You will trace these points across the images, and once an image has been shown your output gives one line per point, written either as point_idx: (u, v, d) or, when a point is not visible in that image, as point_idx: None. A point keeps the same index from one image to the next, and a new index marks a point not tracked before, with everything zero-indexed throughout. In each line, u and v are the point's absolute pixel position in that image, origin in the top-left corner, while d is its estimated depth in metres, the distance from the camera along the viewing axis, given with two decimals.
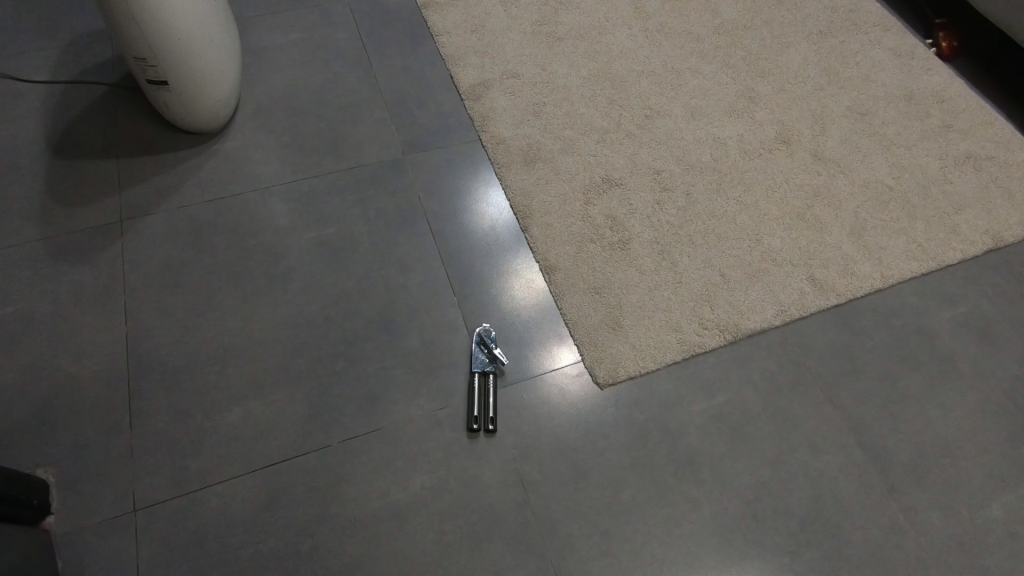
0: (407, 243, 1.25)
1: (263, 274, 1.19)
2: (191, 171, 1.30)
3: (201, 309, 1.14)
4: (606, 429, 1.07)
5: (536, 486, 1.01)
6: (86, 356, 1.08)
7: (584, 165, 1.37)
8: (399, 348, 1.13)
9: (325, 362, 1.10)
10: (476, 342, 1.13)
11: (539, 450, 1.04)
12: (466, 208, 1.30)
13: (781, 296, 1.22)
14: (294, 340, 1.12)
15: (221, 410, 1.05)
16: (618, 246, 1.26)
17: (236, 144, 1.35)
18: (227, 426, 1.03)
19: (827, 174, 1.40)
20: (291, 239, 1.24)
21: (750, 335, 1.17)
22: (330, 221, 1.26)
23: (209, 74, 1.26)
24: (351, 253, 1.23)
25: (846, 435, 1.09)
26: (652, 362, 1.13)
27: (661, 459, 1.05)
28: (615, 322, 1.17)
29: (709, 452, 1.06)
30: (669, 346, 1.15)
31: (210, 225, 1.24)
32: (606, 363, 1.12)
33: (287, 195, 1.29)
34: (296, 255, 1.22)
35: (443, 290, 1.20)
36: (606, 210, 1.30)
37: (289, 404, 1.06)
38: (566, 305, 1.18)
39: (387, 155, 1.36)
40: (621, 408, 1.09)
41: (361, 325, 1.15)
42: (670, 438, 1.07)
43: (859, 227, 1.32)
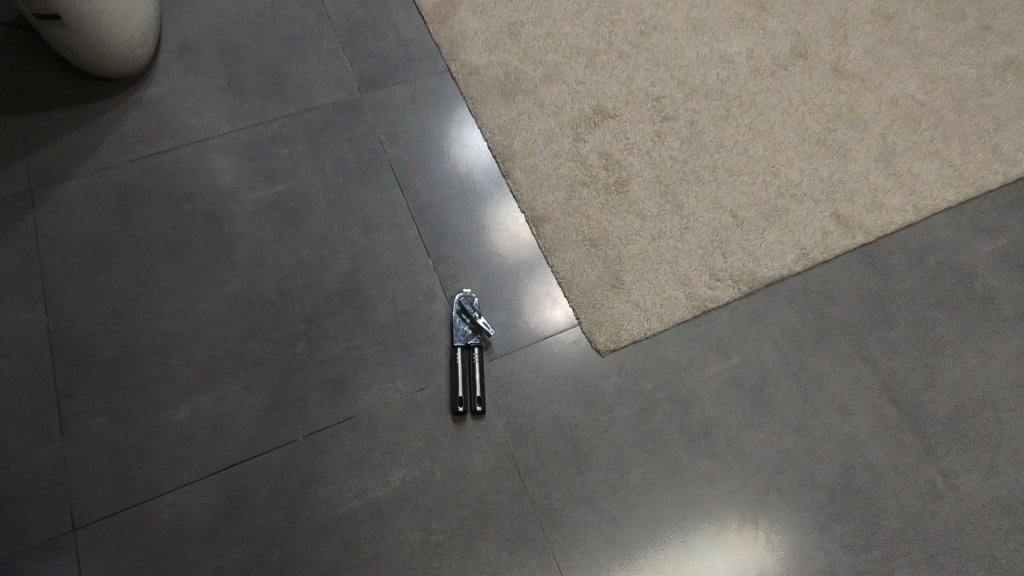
0: (371, 197, 1.08)
1: (205, 244, 1.02)
2: (110, 126, 1.10)
3: (135, 291, 0.98)
4: (608, 402, 0.95)
5: (533, 472, 0.90)
6: (5, 354, 0.92)
7: (570, 94, 1.17)
8: (368, 324, 0.98)
9: (285, 344, 0.96)
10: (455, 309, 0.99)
11: (535, 432, 0.92)
12: (438, 154, 1.12)
13: (802, 238, 1.07)
14: (247, 321, 0.97)
15: (167, 408, 0.91)
16: (614, 188, 1.09)
17: (161, 90, 1.14)
18: (177, 424, 0.90)
19: (850, 90, 1.21)
20: (239, 201, 1.06)
21: (768, 284, 1.03)
22: (279, 177, 1.09)
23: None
24: (305, 215, 1.06)
25: (877, 393, 0.97)
26: (659, 322, 0.99)
27: (672, 431, 0.94)
28: (615, 278, 1.02)
29: (726, 421, 0.94)
30: (676, 303, 1.01)
31: (139, 189, 1.06)
32: (607, 327, 0.99)
33: (227, 151, 1.10)
34: (240, 221, 1.05)
35: (416, 252, 1.04)
36: (599, 147, 1.13)
37: (246, 396, 0.92)
38: (557, 261, 1.03)
39: (342, 95, 1.16)
40: (626, 377, 0.97)
41: (323, 299, 0.99)
42: (681, 408, 0.95)
43: (888, 151, 1.16)
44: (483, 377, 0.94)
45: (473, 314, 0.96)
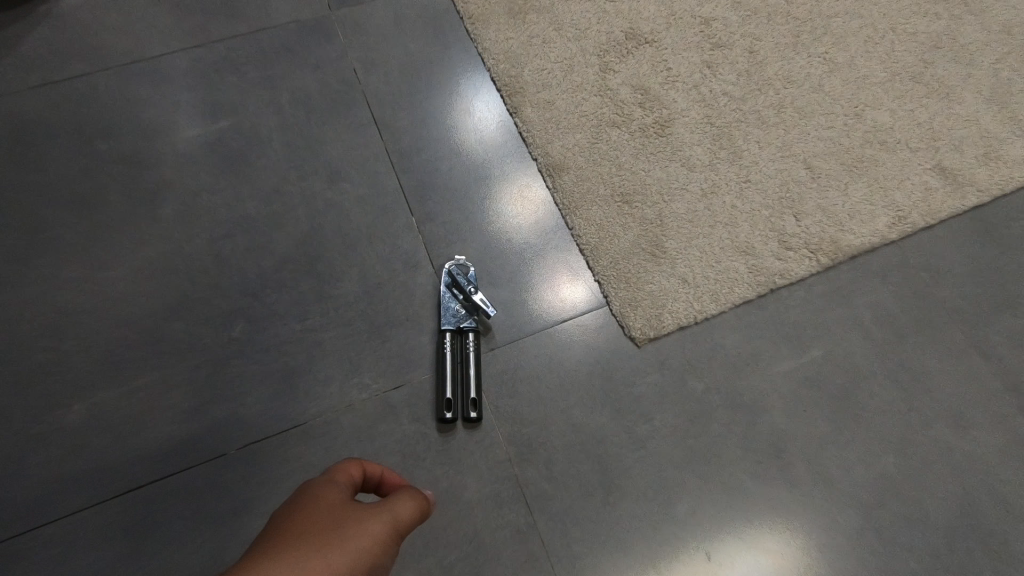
0: (339, 138, 0.83)
1: (121, 194, 0.79)
2: (8, 45, 0.86)
3: (26, 252, 0.75)
4: (646, 408, 0.71)
5: (545, 501, 0.67)
6: None
7: (596, 14, 0.92)
8: (329, 300, 0.75)
9: (219, 324, 0.73)
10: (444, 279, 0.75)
11: (547, 447, 0.69)
12: (426, 84, 0.87)
13: (897, 197, 0.82)
14: (170, 293, 0.74)
15: (57, 407, 0.68)
16: (654, 131, 0.84)
17: (76, 3, 0.90)
18: (68, 430, 0.67)
19: (950, 14, 0.95)
20: (168, 138, 0.82)
21: (854, 255, 0.79)
22: (220, 111, 0.84)
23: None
24: (253, 159, 0.82)
25: (1004, 400, 0.73)
26: (712, 302, 0.75)
27: (732, 448, 0.70)
28: (654, 243, 0.78)
29: (803, 436, 0.71)
30: (735, 278, 0.76)
31: (39, 124, 0.82)
32: (645, 307, 0.75)
33: (156, 77, 0.86)
34: (169, 165, 0.81)
35: (396, 208, 0.80)
36: (633, 79, 0.88)
37: (164, 392, 0.69)
38: (579, 221, 0.79)
39: (306, 12, 0.92)
40: (669, 375, 0.73)
41: (272, 267, 0.76)
42: (743, 417, 0.71)
43: (1003, 89, 0.90)
44: (479, 371, 0.71)
45: (466, 284, 0.72)
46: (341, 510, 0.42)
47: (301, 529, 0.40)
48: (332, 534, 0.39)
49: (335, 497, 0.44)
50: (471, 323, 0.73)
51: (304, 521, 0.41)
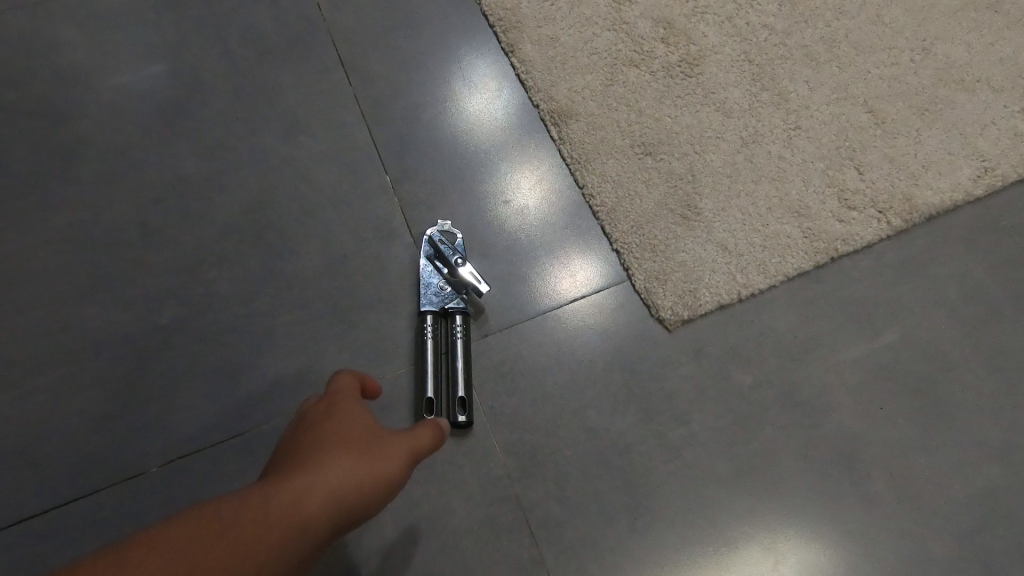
0: (296, 83, 0.68)
1: (25, 156, 0.63)
2: None
3: None
4: (680, 409, 0.57)
5: (554, 525, 0.54)
6: None
7: None
8: (282, 280, 0.60)
9: (148, 313, 0.59)
10: (423, 251, 0.61)
11: (556, 458, 0.56)
12: (401, 17, 0.71)
13: (982, 145, 0.67)
14: (87, 276, 0.60)
15: None
16: (680, 71, 0.69)
17: None
18: None
19: None
20: (86, 87, 0.66)
21: (934, 215, 0.64)
22: (148, 52, 0.68)
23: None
24: (190, 110, 0.66)
25: None
26: (760, 275, 0.60)
27: (791, 458, 0.56)
28: (685, 204, 0.63)
29: (879, 441, 0.57)
30: (787, 244, 0.61)
31: None
32: (676, 282, 0.60)
33: (67, 10, 0.69)
34: (85, 119, 0.65)
35: (366, 167, 0.65)
36: (654, 7, 0.71)
37: (81, 398, 0.56)
38: (591, 180, 0.64)
39: None
40: (709, 366, 0.58)
41: (212, 241, 0.61)
42: (803, 419, 0.57)
43: None
44: (468, 364, 0.57)
45: (452, 254, 0.58)
46: (358, 435, 0.39)
47: (330, 452, 0.37)
48: (366, 462, 0.37)
49: (352, 417, 0.40)
50: (458, 305, 0.59)
51: (331, 440, 0.38)
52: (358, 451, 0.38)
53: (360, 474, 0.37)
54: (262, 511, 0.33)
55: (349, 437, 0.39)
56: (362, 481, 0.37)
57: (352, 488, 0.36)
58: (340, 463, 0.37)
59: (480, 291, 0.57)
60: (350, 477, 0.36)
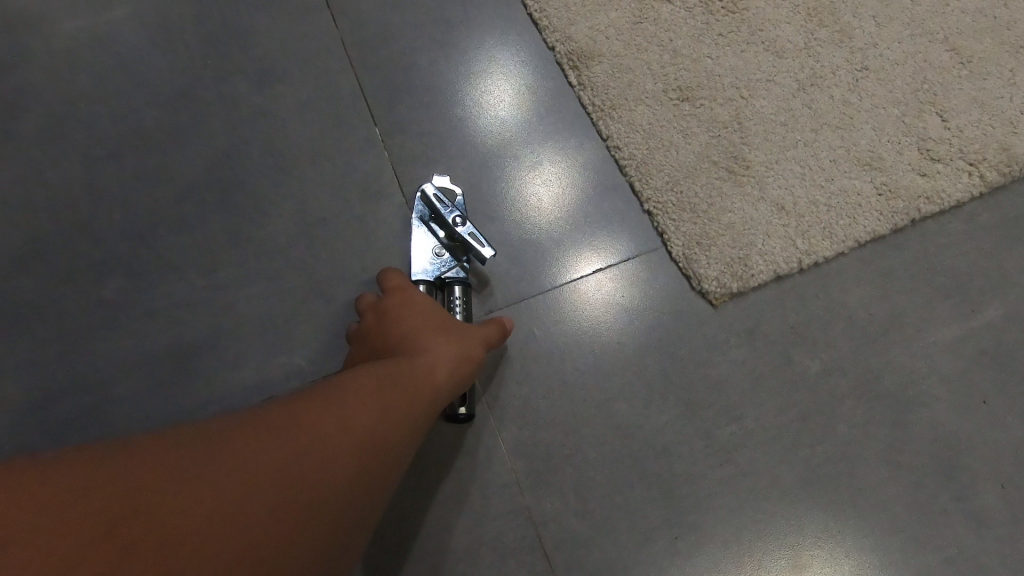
0: (267, 20, 0.58)
1: None
2: None
3: None
4: (733, 403, 0.47)
5: (578, 544, 0.44)
6: None
7: None
8: (252, 248, 0.52)
9: (98, 292, 0.51)
10: (417, 210, 0.51)
11: (577, 462, 0.46)
12: None
13: None
14: (24, 248, 0.51)
15: None
16: (722, 5, 0.58)
17: None
18: None
19: None
20: (25, 30, 0.57)
21: None
22: None
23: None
24: (144, 53, 0.57)
25: None
26: (827, 241, 0.49)
27: (873, 464, 0.45)
28: (731, 157, 0.52)
29: (985, 443, 0.46)
30: (858, 202, 0.50)
31: None
32: (724, 249, 0.49)
33: None
34: (20, 65, 0.56)
35: (352, 120, 0.55)
36: None
37: (24, 389, 0.49)
38: (617, 131, 0.53)
39: None
40: (766, 353, 0.48)
41: (172, 206, 0.53)
42: (887, 415, 0.46)
43: None
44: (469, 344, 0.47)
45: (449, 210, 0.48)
46: (442, 322, 0.41)
47: (427, 336, 0.40)
48: (459, 343, 0.40)
49: (426, 306, 0.42)
50: (458, 273, 0.49)
51: (425, 325, 0.41)
52: (450, 335, 0.41)
53: (461, 353, 0.40)
54: (394, 383, 0.36)
55: (435, 324, 0.41)
56: (464, 357, 0.40)
57: (458, 363, 0.39)
58: (440, 347, 0.39)
59: (483, 256, 0.47)
60: (454, 356, 0.39)
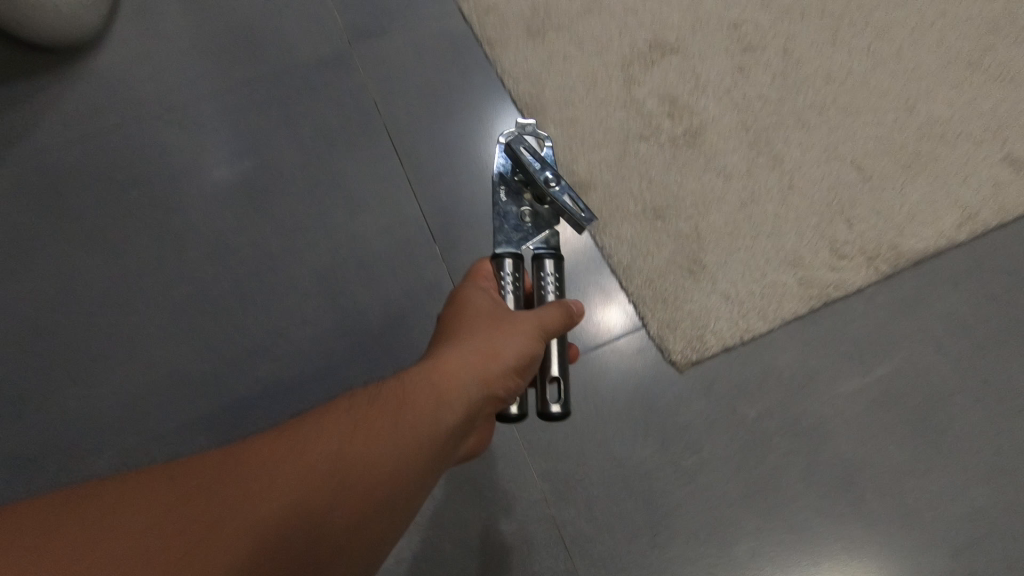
0: (360, 171, 0.84)
1: (155, 241, 0.82)
2: (50, 103, 0.90)
3: (77, 303, 0.80)
4: (694, 438, 0.66)
5: (585, 541, 0.64)
6: None
7: (617, 27, 0.88)
8: (358, 333, 0.79)
9: (258, 370, 0.78)
10: (501, 171, 0.68)
11: (585, 484, 0.66)
12: (445, 113, 0.86)
13: (962, 193, 0.74)
14: (209, 337, 0.78)
15: (124, 447, 0.75)
16: (685, 141, 0.80)
17: (110, 59, 0.92)
18: (140, 462, 0.75)
19: None
20: (204, 185, 0.85)
21: (922, 261, 0.71)
22: (246, 151, 0.86)
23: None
24: (278, 197, 0.83)
25: None
26: (761, 321, 0.69)
27: (795, 482, 0.64)
28: (692, 260, 0.72)
29: (874, 464, 0.65)
30: (783, 290, 0.70)
31: (78, 178, 0.86)
32: (686, 329, 0.69)
33: (186, 122, 0.88)
34: (198, 209, 0.84)
35: (420, 241, 0.82)
36: (660, 91, 0.83)
37: (215, 428, 0.76)
38: (611, 241, 0.73)
39: (322, 47, 0.92)
40: (717, 401, 0.67)
41: (303, 305, 0.79)
42: (804, 445, 0.65)
43: None
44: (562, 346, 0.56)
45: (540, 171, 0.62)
46: (487, 326, 0.53)
47: (472, 340, 0.51)
48: (495, 346, 0.51)
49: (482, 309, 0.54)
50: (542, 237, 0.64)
51: (476, 328, 0.53)
52: (490, 338, 0.51)
53: (494, 355, 0.50)
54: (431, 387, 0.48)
55: (481, 327, 0.53)
56: (497, 357, 0.50)
57: (490, 365, 0.50)
58: (473, 354, 0.50)
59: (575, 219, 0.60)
60: (488, 359, 0.50)
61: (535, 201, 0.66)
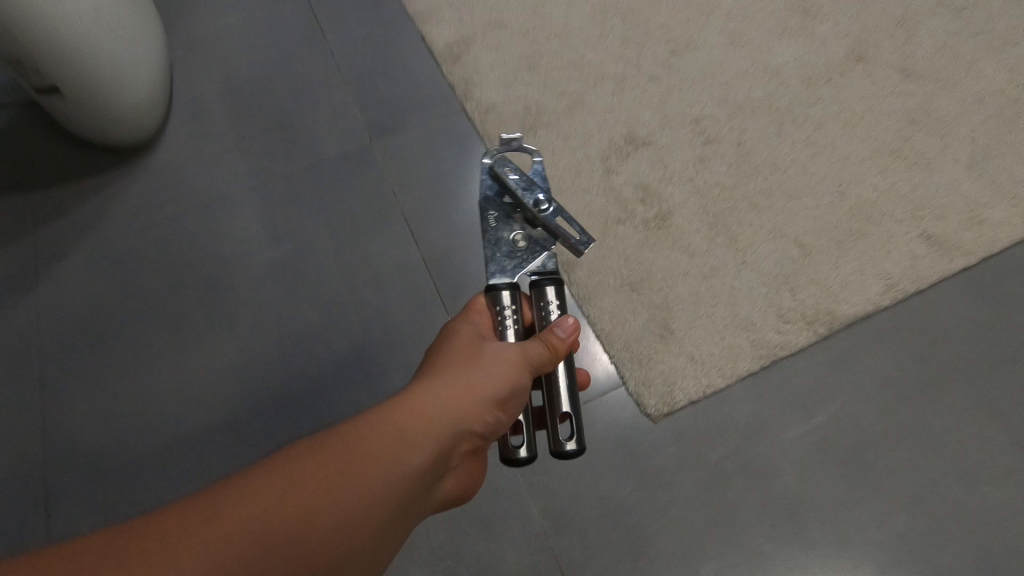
0: (383, 252, 1.00)
1: (209, 314, 0.97)
2: (118, 196, 1.06)
3: (143, 369, 0.94)
4: (666, 478, 0.80)
5: (578, 567, 0.77)
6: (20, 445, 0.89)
7: (597, 125, 1.05)
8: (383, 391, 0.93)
9: (298, 426, 0.92)
10: (490, 195, 0.70)
11: (576, 519, 0.79)
12: (453, 201, 1.03)
13: (886, 265, 0.89)
14: (256, 397, 0.92)
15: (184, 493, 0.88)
16: (655, 223, 0.95)
17: (168, 157, 1.09)
18: None
19: (924, 92, 1.05)
20: (250, 265, 1.00)
21: (853, 323, 0.86)
22: (286, 236, 1.02)
23: (92, 45, 0.94)
24: (314, 275, 0.99)
25: (1005, 454, 0.79)
26: (720, 377, 0.83)
27: (749, 513, 0.78)
28: (662, 327, 0.87)
29: (814, 497, 0.78)
30: (738, 351, 0.84)
31: (141, 260, 1.01)
32: (658, 386, 0.83)
33: (235, 211, 1.04)
34: (245, 286, 0.99)
35: (433, 310, 0.97)
36: (634, 180, 0.99)
37: None
38: (595, 311, 0.88)
39: (348, 145, 1.09)
40: (686, 446, 0.81)
41: (336, 368, 0.94)
42: (756, 482, 0.79)
43: (980, 157, 0.98)
44: (571, 386, 0.62)
45: (531, 196, 0.67)
46: (467, 360, 0.59)
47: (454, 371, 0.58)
48: (472, 377, 0.58)
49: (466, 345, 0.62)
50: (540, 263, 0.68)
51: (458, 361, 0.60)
52: (469, 368, 0.58)
53: (471, 384, 0.57)
54: (413, 414, 0.54)
55: (463, 360, 0.60)
56: (473, 387, 0.57)
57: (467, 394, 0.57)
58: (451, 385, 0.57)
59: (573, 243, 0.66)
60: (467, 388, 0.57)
61: (526, 223, 0.69)
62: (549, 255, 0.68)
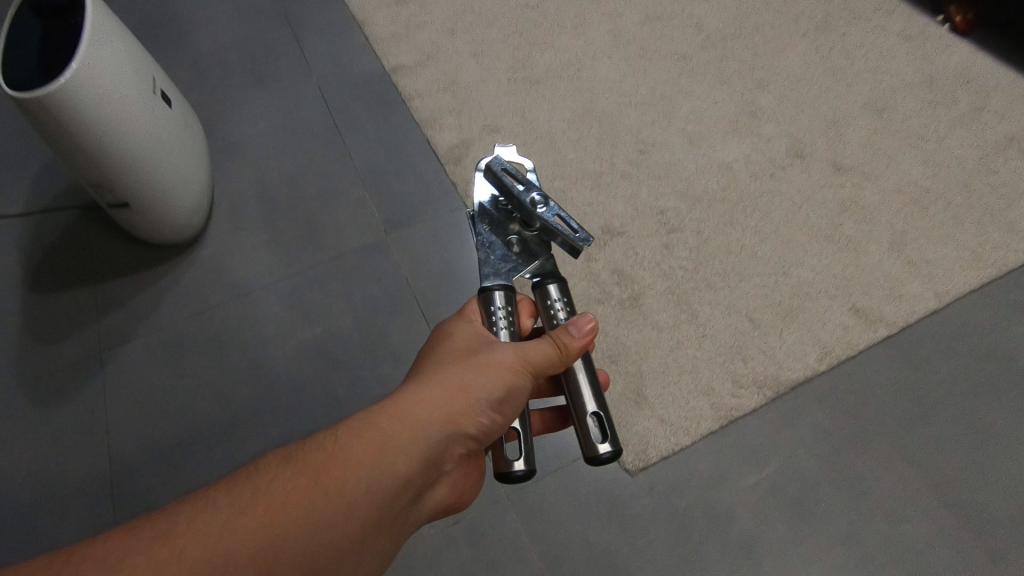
0: (400, 330, 1.17)
1: (251, 389, 1.13)
2: (170, 286, 1.23)
3: (194, 438, 1.09)
4: (643, 523, 0.95)
5: None
6: (89, 508, 1.03)
7: (579, 217, 1.24)
8: None
9: None
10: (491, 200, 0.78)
11: (570, 561, 0.93)
12: (457, 286, 1.21)
13: (822, 335, 1.07)
14: None
15: None
16: (629, 303, 1.13)
17: (213, 250, 1.27)
18: None
19: (852, 184, 1.25)
20: (285, 345, 1.17)
21: (796, 386, 1.03)
22: (315, 319, 1.19)
23: (160, 168, 1.14)
24: (340, 352, 1.16)
25: (925, 495, 0.95)
26: (686, 436, 0.99)
27: (714, 551, 0.93)
28: (636, 394, 1.03)
29: (767, 536, 0.93)
30: (701, 413, 1.01)
31: (192, 342, 1.17)
32: (634, 445, 0.99)
33: (271, 298, 1.22)
34: (282, 363, 1.15)
35: None
36: (611, 265, 1.17)
37: None
38: None
39: (367, 237, 1.27)
40: (658, 496, 0.96)
41: None
42: (719, 524, 0.94)
43: (899, 240, 1.17)
44: (593, 388, 0.65)
45: (525, 195, 0.70)
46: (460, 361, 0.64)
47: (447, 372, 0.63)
48: (464, 381, 0.62)
49: (460, 347, 0.67)
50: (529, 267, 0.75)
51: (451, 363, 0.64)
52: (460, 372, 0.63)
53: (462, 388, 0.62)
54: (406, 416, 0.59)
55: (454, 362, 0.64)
56: (465, 390, 0.62)
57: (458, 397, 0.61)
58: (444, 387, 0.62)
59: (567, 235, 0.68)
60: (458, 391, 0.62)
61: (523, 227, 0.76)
62: (543, 258, 0.76)
